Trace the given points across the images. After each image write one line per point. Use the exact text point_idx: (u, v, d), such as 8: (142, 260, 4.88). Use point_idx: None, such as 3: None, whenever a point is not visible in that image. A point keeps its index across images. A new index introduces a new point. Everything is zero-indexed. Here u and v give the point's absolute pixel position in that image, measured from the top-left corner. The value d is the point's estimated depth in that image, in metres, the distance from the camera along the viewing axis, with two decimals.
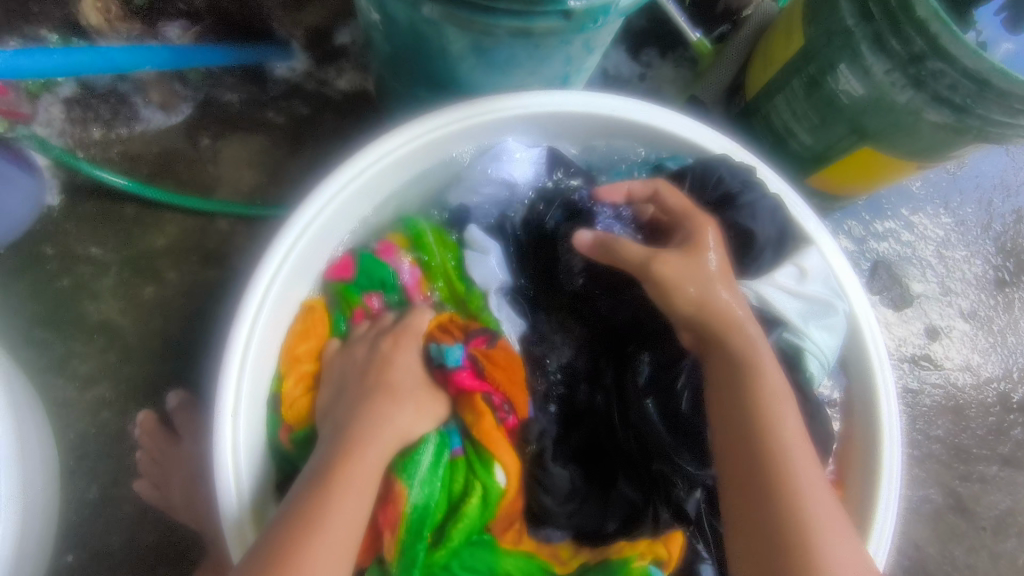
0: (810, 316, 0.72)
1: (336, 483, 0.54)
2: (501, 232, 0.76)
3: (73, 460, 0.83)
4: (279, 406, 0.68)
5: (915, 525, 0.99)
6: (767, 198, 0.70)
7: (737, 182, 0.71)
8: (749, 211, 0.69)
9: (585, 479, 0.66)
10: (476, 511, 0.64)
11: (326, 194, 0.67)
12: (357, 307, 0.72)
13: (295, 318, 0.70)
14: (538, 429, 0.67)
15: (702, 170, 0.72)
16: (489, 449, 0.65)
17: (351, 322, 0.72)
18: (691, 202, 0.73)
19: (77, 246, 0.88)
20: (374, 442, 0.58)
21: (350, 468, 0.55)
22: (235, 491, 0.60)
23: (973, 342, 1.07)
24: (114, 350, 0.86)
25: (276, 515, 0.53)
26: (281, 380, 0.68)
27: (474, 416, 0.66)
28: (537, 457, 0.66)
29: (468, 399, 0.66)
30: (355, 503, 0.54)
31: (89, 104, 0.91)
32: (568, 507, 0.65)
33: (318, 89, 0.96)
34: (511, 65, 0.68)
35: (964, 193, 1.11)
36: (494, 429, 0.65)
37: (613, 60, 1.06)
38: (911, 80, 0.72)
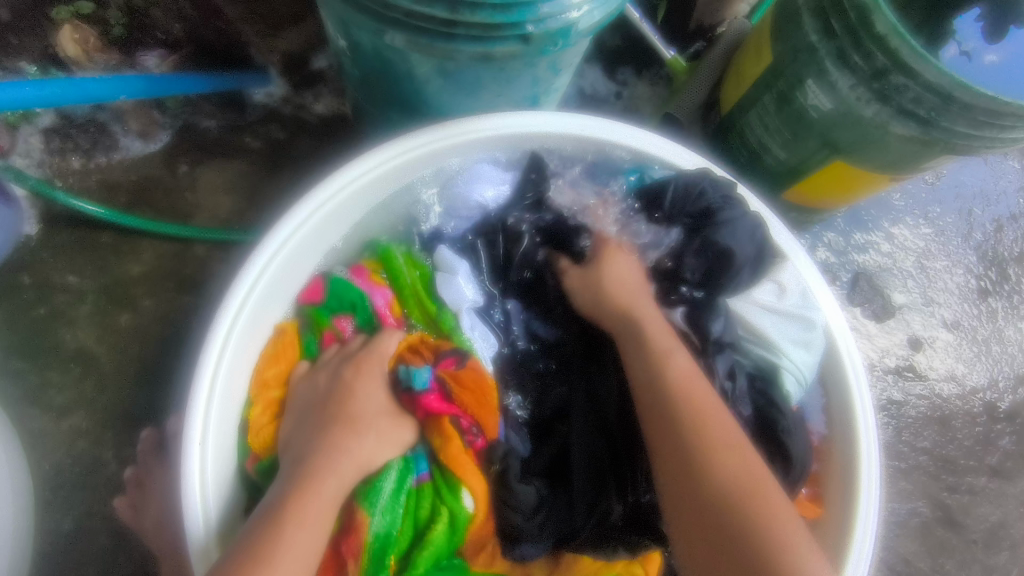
0: (787, 332, 0.73)
1: (291, 514, 0.55)
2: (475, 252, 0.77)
3: (48, 491, 0.82)
4: (248, 434, 0.68)
5: (904, 539, 0.98)
6: (748, 214, 0.72)
7: (719, 196, 0.72)
8: (730, 225, 0.71)
9: (554, 497, 0.66)
10: (442, 536, 0.64)
11: (290, 223, 0.67)
12: (327, 330, 0.72)
13: (266, 343, 0.70)
14: (505, 449, 0.67)
15: (685, 181, 0.73)
16: (456, 475, 0.64)
17: (322, 345, 0.72)
18: (670, 214, 0.74)
19: (54, 274, 0.88)
20: (331, 473, 0.59)
21: (306, 499, 0.56)
22: (202, 522, 0.59)
23: (958, 352, 1.06)
24: (91, 378, 0.85)
25: (230, 550, 0.53)
26: (250, 406, 0.68)
27: (441, 440, 0.66)
28: (502, 476, 0.66)
29: (434, 422, 0.66)
30: (310, 533, 0.55)
31: (68, 134, 0.92)
32: (537, 524, 0.65)
33: (295, 114, 0.97)
34: (478, 88, 0.69)
35: (943, 203, 1.11)
36: (462, 453, 0.65)
37: (589, 79, 1.07)
38: (876, 94, 0.72)
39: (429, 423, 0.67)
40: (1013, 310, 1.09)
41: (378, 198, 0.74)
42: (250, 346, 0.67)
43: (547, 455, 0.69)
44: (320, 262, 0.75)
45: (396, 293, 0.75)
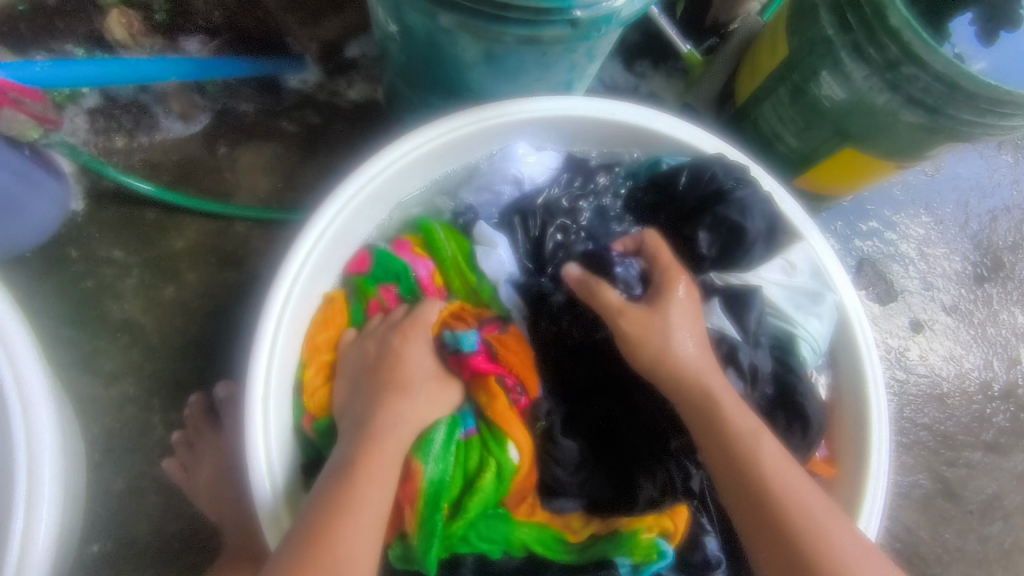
0: (801, 305, 0.78)
1: (360, 471, 0.59)
2: (510, 227, 0.80)
3: (96, 455, 0.85)
4: (303, 396, 0.71)
5: (907, 509, 1.04)
6: (758, 193, 0.75)
7: (731, 179, 0.76)
8: (742, 204, 0.74)
9: (594, 451, 0.70)
10: (491, 484, 0.67)
11: (343, 196, 0.71)
12: (374, 299, 0.75)
13: (317, 310, 0.74)
14: (547, 407, 0.71)
15: (696, 166, 0.77)
16: (502, 430, 0.68)
17: (368, 313, 0.76)
18: (683, 196, 0.78)
19: (101, 248, 0.91)
20: (391, 435, 0.63)
21: (371, 457, 0.60)
22: (265, 470, 0.63)
23: (956, 334, 1.12)
24: (136, 348, 0.89)
25: (306, 505, 0.58)
26: (303, 369, 0.72)
27: (488, 397, 0.69)
28: (547, 431, 0.70)
29: (481, 381, 0.70)
30: (377, 487, 0.59)
31: (112, 114, 0.96)
32: (579, 475, 0.69)
33: (330, 100, 1.01)
34: (520, 72, 0.74)
35: (942, 194, 1.17)
36: (508, 408, 0.68)
37: (609, 71, 1.12)
38: (888, 84, 0.78)
39: (474, 382, 0.71)
40: (1007, 295, 1.15)
41: (420, 176, 0.79)
42: (303, 312, 0.72)
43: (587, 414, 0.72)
44: (365, 236, 0.79)
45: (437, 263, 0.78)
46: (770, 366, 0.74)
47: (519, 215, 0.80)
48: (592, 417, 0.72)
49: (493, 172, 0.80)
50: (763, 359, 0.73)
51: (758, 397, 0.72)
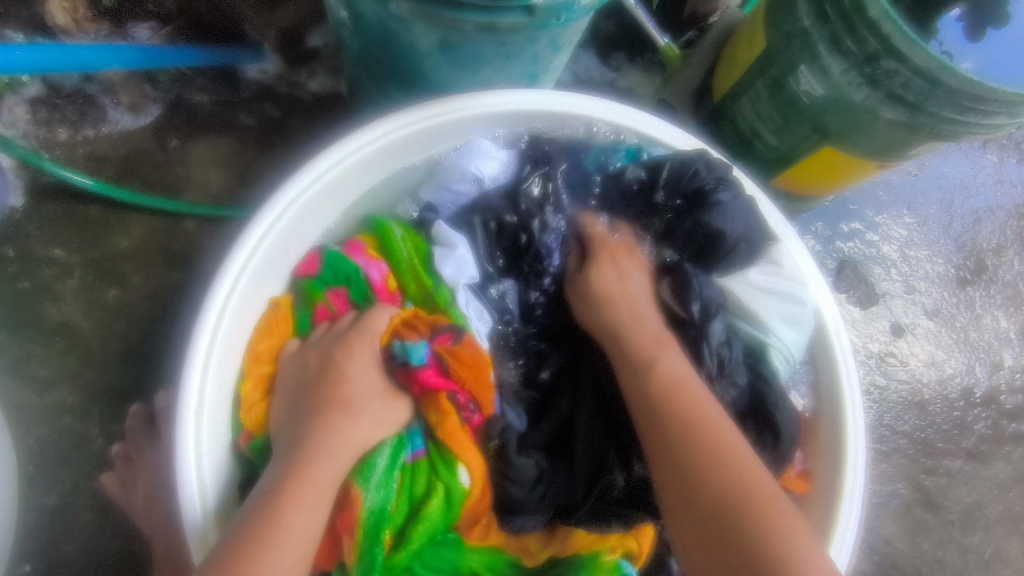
0: (782, 313, 0.74)
1: (289, 497, 0.55)
2: (471, 229, 0.74)
3: (31, 466, 0.81)
4: (240, 408, 0.67)
5: (884, 519, 1.01)
6: (740, 197, 0.73)
7: (713, 178, 0.73)
8: (723, 208, 0.72)
9: (552, 470, 0.68)
10: (440, 510, 0.65)
11: (290, 193, 0.67)
12: (322, 304, 0.71)
13: (261, 315, 0.70)
14: (502, 425, 0.67)
15: (681, 161, 0.73)
16: (452, 453, 0.65)
17: (316, 320, 0.71)
18: (666, 196, 0.75)
19: (40, 247, 0.86)
20: (327, 456, 0.59)
21: (302, 482, 0.56)
22: (195, 485, 0.59)
23: (938, 339, 1.09)
24: (76, 353, 0.84)
25: (228, 531, 0.54)
26: (242, 380, 0.67)
27: (439, 416, 0.66)
28: (500, 451, 0.66)
29: (433, 399, 0.67)
30: (307, 513, 0.55)
31: (55, 104, 0.90)
32: (536, 493, 0.66)
33: (290, 92, 0.96)
34: (479, 63, 0.69)
35: (925, 194, 1.14)
36: (459, 430, 0.66)
37: (584, 64, 1.08)
38: (867, 79, 0.74)
39: (426, 399, 0.67)
40: (990, 299, 1.12)
41: (376, 173, 0.74)
42: (244, 319, 0.67)
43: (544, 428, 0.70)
44: (317, 236, 0.74)
45: (390, 268, 0.74)
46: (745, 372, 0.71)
47: (479, 214, 0.74)
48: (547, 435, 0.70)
49: (453, 168, 0.75)
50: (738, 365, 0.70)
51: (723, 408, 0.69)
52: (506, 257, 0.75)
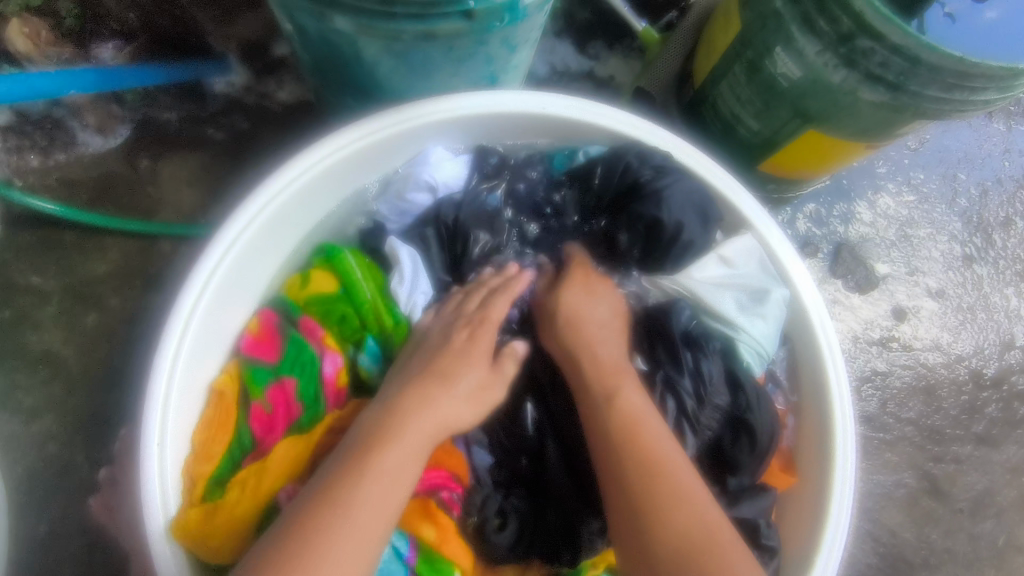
0: (742, 304, 0.72)
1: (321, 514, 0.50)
2: (423, 238, 0.75)
3: (20, 494, 0.82)
4: (197, 449, 0.64)
5: (890, 510, 0.97)
6: (681, 180, 0.72)
7: (648, 168, 0.73)
8: (663, 195, 0.71)
9: (531, 514, 0.66)
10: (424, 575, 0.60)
11: (247, 213, 0.65)
12: (263, 396, 0.67)
13: (204, 409, 0.66)
14: (483, 497, 0.66)
15: (610, 158, 0.75)
16: (440, 554, 0.61)
17: (252, 425, 0.66)
18: (602, 191, 0.76)
19: (19, 276, 0.87)
20: (402, 437, 0.56)
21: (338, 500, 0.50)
22: (161, 508, 0.58)
23: (943, 321, 1.05)
24: (58, 380, 0.85)
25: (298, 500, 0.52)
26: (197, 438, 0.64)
27: (430, 525, 0.61)
28: (478, 528, 0.65)
29: (420, 504, 0.62)
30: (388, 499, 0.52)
31: (25, 131, 0.89)
32: (520, 547, 0.65)
33: (258, 103, 0.94)
34: (431, 70, 0.67)
35: (926, 168, 1.09)
36: (449, 529, 0.62)
37: (560, 55, 1.05)
38: (843, 59, 0.70)
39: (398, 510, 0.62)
40: (998, 276, 1.07)
41: (335, 185, 0.73)
42: (207, 348, 0.66)
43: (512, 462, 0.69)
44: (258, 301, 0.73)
45: (340, 293, 0.71)
46: (722, 374, 0.69)
47: (434, 226, 0.75)
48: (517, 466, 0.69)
49: (407, 178, 0.75)
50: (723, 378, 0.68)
51: (708, 412, 0.67)
52: (451, 267, 0.76)
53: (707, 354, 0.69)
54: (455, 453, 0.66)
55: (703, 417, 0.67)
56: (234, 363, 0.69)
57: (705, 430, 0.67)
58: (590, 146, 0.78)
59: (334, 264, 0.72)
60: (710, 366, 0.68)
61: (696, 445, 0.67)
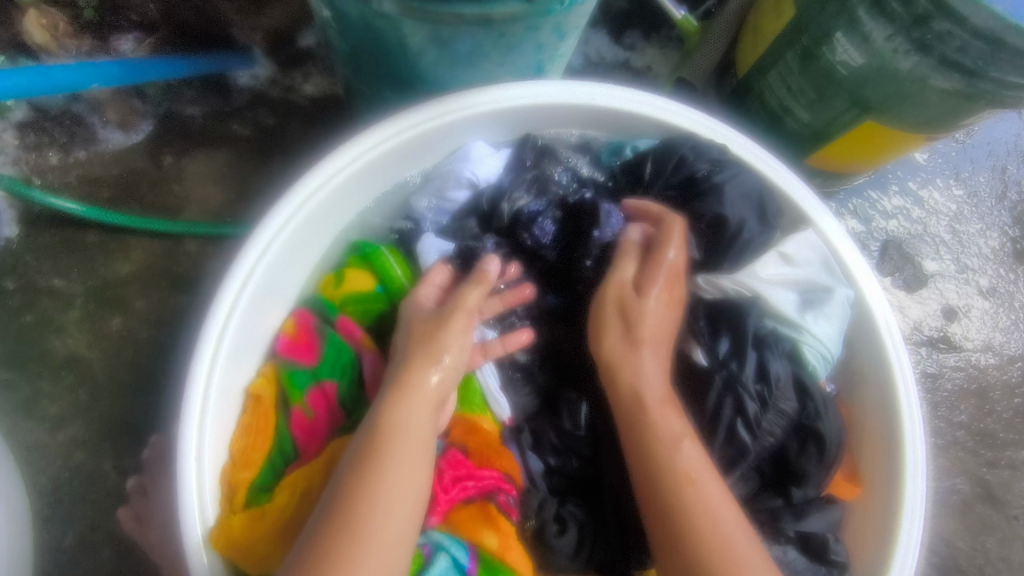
0: (805, 305, 0.68)
1: (341, 541, 0.47)
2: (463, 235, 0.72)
3: (45, 506, 0.79)
4: (235, 456, 0.60)
5: (944, 518, 0.94)
6: (739, 175, 0.68)
7: (705, 162, 0.69)
8: (724, 191, 0.67)
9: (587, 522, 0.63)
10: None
11: (285, 210, 0.62)
12: (305, 399, 0.63)
13: (241, 414, 0.63)
14: (539, 502, 0.63)
15: (663, 150, 0.71)
16: (502, 562, 0.58)
17: (294, 430, 0.63)
18: (654, 182, 0.72)
19: (40, 278, 0.84)
20: (401, 452, 0.53)
21: (362, 528, 0.48)
22: (201, 525, 0.54)
23: (994, 320, 1.01)
24: (83, 386, 0.82)
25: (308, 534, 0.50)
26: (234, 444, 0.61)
27: (489, 529, 0.59)
28: (537, 532, 0.62)
29: (478, 508, 0.60)
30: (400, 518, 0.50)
31: (44, 128, 0.86)
32: (580, 558, 0.62)
33: (284, 96, 0.91)
34: (478, 58, 0.64)
35: (975, 161, 1.05)
36: (509, 532, 0.59)
37: (595, 45, 1.00)
38: (916, 44, 0.66)
39: (454, 517, 0.60)
40: None
41: (373, 181, 0.69)
42: (243, 352, 0.62)
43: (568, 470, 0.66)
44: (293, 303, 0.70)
45: (378, 292, 0.70)
46: (790, 375, 0.65)
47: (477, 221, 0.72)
48: (568, 469, 0.66)
49: (448, 174, 0.71)
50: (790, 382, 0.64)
51: (775, 418, 0.63)
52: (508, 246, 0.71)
53: (776, 353, 0.65)
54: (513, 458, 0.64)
55: (766, 420, 0.63)
56: (271, 365, 0.65)
57: (768, 437, 0.63)
58: (637, 140, 0.75)
59: (372, 263, 0.70)
60: (780, 365, 0.64)
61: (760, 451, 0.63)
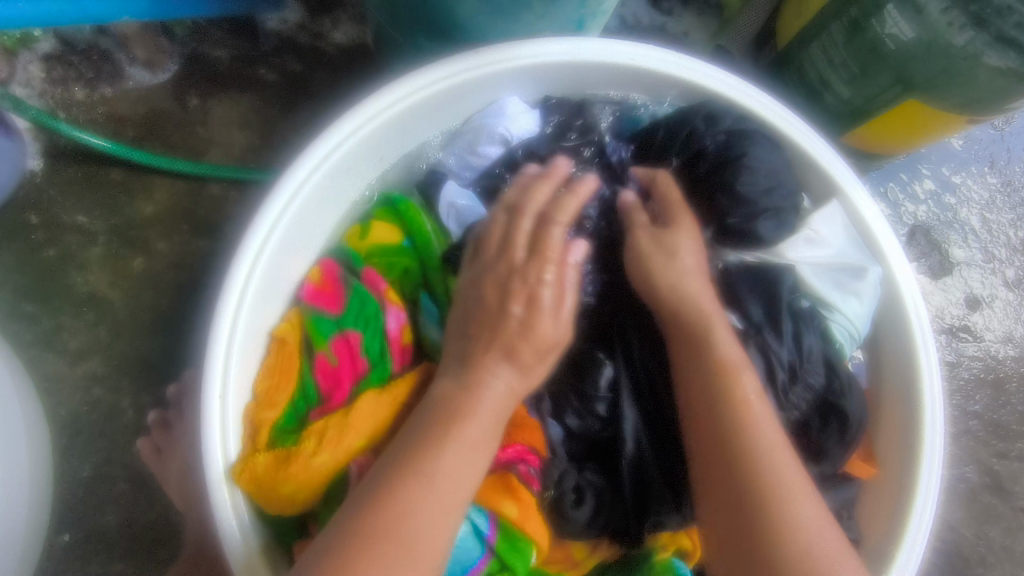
0: (841, 283, 0.67)
1: (409, 499, 0.48)
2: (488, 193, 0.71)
3: (65, 438, 0.80)
4: (258, 396, 0.61)
5: (950, 505, 0.94)
6: (756, 145, 0.66)
7: (718, 133, 0.67)
8: (744, 163, 0.65)
9: (604, 486, 0.63)
10: (504, 553, 0.58)
11: (318, 153, 0.61)
12: (328, 347, 0.63)
13: (266, 354, 0.63)
14: (560, 471, 0.63)
15: (675, 123, 0.69)
16: (520, 531, 0.58)
17: (319, 378, 0.62)
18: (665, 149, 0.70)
19: (63, 214, 0.83)
20: (475, 418, 0.53)
21: (433, 482, 0.49)
22: (223, 458, 0.55)
23: (1017, 313, 0.99)
24: (104, 323, 0.82)
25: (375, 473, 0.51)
26: (260, 385, 0.62)
27: (509, 497, 0.59)
28: (555, 503, 0.61)
29: (499, 479, 0.60)
30: (464, 470, 0.51)
31: (70, 61, 0.85)
32: (596, 523, 0.62)
33: (313, 43, 0.89)
34: (519, 8, 0.63)
35: (1012, 151, 1.02)
36: (527, 499, 0.59)
37: (631, 8, 0.95)
38: (972, 18, 0.64)
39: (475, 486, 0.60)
40: None
41: (406, 132, 0.68)
42: (269, 296, 0.62)
43: (587, 438, 0.65)
44: (320, 249, 0.70)
45: (404, 247, 0.69)
46: (820, 350, 0.64)
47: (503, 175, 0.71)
48: (589, 431, 0.64)
49: (479, 129, 0.70)
50: (814, 348, 0.64)
51: (799, 391, 0.63)
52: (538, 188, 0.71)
53: (808, 325, 0.65)
54: (536, 426, 0.64)
55: (794, 393, 0.63)
56: (295, 311, 0.65)
57: (792, 410, 0.62)
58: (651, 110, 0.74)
59: (399, 216, 0.69)
60: (811, 339, 0.64)
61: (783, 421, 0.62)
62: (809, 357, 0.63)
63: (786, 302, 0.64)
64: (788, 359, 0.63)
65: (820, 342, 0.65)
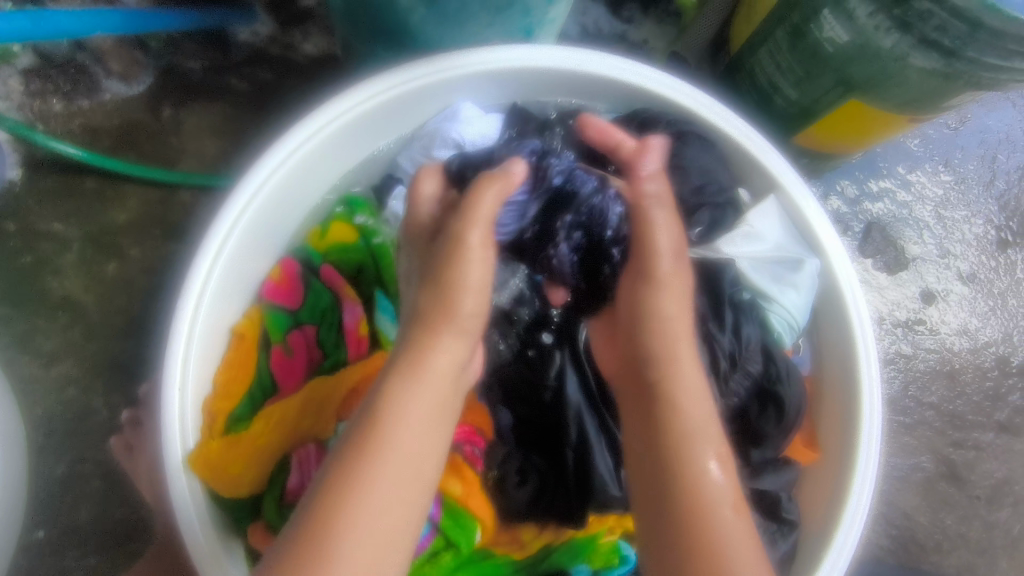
0: (778, 275, 0.71)
1: (357, 478, 0.45)
2: None
3: (40, 437, 0.83)
4: (216, 386, 0.64)
5: (906, 493, 0.96)
6: (691, 146, 0.70)
7: (657, 136, 0.71)
8: (677, 162, 0.70)
9: (548, 468, 0.65)
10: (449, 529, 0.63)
11: (275, 157, 0.64)
12: (283, 341, 0.68)
13: (226, 347, 0.66)
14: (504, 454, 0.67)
15: None
16: (464, 508, 0.63)
17: (273, 367, 0.68)
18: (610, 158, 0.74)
19: (40, 221, 0.87)
20: (427, 386, 0.50)
21: (383, 454, 0.47)
22: (181, 446, 0.58)
23: (972, 306, 1.02)
24: (78, 326, 0.85)
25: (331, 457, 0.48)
26: (218, 377, 0.64)
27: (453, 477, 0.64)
28: (498, 483, 0.65)
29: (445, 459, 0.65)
30: (421, 443, 0.48)
31: (48, 75, 0.88)
32: (539, 505, 0.65)
33: (283, 54, 0.92)
34: (465, 18, 0.66)
35: (965, 149, 1.05)
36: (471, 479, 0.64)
37: (591, 17, 0.98)
38: (897, 22, 0.67)
39: None
40: None
41: (362, 135, 0.71)
42: (230, 293, 0.66)
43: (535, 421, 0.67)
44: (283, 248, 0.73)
45: (360, 245, 0.74)
46: (758, 340, 0.68)
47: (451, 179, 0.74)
48: (532, 416, 0.67)
49: (434, 134, 0.73)
50: (752, 337, 0.67)
51: (739, 377, 0.66)
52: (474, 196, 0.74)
53: (746, 316, 0.68)
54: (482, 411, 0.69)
55: (733, 380, 0.66)
56: (255, 307, 0.69)
57: (733, 396, 0.66)
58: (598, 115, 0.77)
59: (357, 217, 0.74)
60: (749, 331, 0.67)
61: (723, 408, 0.65)
62: (745, 345, 0.67)
63: (727, 296, 0.67)
64: (728, 348, 0.66)
65: (759, 332, 0.68)
